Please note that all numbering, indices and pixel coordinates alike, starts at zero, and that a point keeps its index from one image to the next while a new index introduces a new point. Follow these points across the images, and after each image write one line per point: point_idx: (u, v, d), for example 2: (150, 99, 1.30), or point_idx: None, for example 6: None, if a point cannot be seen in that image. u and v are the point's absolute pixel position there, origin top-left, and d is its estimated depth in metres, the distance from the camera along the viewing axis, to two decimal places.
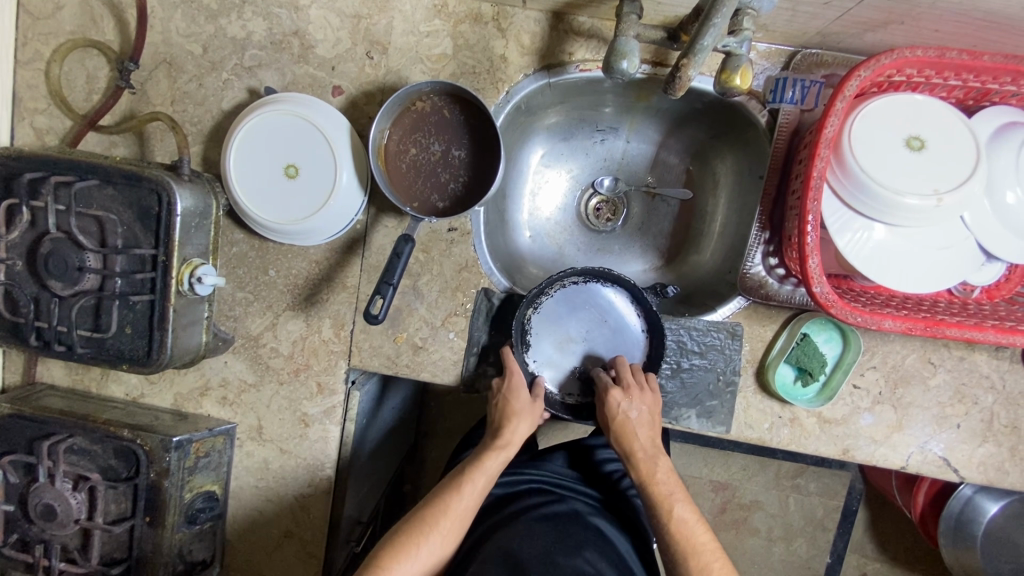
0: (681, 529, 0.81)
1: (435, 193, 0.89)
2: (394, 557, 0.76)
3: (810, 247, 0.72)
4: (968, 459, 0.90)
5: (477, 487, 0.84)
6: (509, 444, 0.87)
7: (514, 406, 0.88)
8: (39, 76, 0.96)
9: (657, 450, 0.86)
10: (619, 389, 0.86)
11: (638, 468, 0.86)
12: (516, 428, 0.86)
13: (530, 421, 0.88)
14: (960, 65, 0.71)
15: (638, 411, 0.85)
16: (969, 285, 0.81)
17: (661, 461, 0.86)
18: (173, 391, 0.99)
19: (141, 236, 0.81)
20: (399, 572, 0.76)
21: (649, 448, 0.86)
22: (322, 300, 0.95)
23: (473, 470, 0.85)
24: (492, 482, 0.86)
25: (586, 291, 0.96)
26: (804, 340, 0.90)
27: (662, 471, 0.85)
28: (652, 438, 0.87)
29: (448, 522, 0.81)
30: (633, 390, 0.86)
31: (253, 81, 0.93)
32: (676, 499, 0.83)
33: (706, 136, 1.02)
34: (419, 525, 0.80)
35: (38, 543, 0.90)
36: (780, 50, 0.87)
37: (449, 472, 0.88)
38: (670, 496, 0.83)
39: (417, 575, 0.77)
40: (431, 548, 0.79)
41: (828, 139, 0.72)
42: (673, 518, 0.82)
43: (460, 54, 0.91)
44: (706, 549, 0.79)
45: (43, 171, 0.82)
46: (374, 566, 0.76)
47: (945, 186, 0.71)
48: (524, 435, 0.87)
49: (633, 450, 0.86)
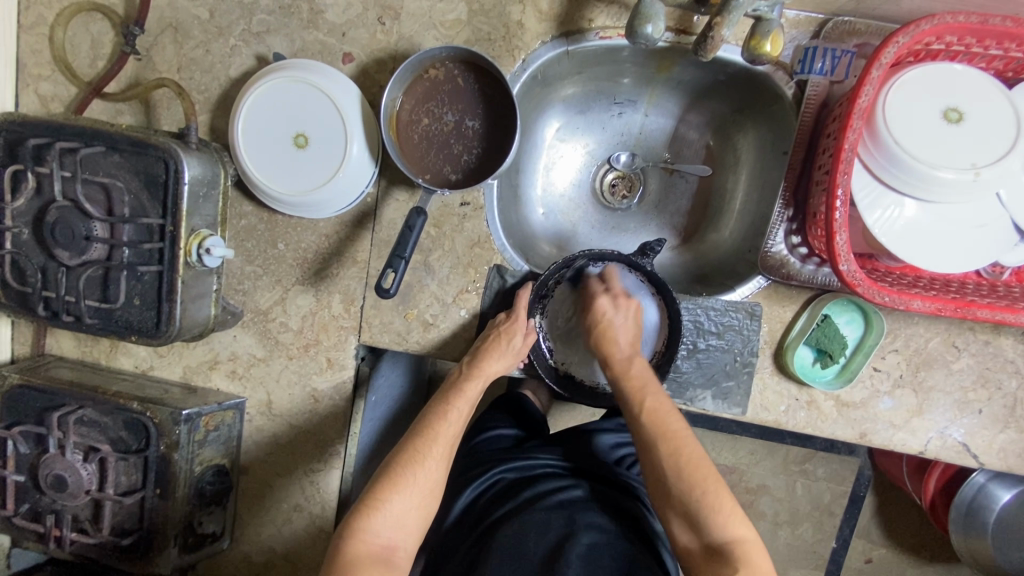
0: (656, 415, 0.80)
1: (448, 165, 0.87)
2: (391, 489, 0.74)
3: (837, 224, 0.69)
4: (988, 445, 0.88)
5: (460, 413, 0.83)
6: (488, 375, 0.85)
7: (499, 342, 0.85)
8: (43, 41, 0.93)
9: (634, 353, 0.88)
10: (607, 294, 0.92)
11: (614, 367, 0.87)
12: (497, 357, 0.84)
13: (507, 359, 0.85)
14: (1003, 32, 0.67)
15: (619, 314, 0.91)
16: (1000, 267, 0.78)
17: (638, 363, 0.87)
18: (182, 364, 0.98)
19: (148, 205, 0.80)
20: (397, 503, 0.74)
21: (627, 351, 0.88)
22: (332, 275, 0.94)
23: (455, 397, 0.84)
24: (474, 407, 0.85)
25: (593, 272, 0.95)
26: (824, 322, 0.88)
27: (638, 367, 0.86)
28: (633, 345, 0.89)
29: (439, 450, 0.79)
30: (619, 297, 0.92)
31: (262, 48, 0.91)
32: (652, 389, 0.83)
33: (728, 110, 0.98)
34: (409, 455, 0.77)
35: (49, 513, 0.90)
36: (810, 18, 0.83)
37: (430, 403, 0.85)
38: (644, 386, 0.83)
39: (416, 504, 0.75)
40: (425, 476, 0.76)
41: (862, 109, 0.68)
42: (645, 407, 0.81)
43: (475, 20, 0.87)
44: (677, 435, 0.79)
45: (47, 137, 0.80)
46: (371, 501, 0.73)
47: (983, 160, 0.68)
48: (500, 370, 0.85)
49: (610, 353, 0.89)
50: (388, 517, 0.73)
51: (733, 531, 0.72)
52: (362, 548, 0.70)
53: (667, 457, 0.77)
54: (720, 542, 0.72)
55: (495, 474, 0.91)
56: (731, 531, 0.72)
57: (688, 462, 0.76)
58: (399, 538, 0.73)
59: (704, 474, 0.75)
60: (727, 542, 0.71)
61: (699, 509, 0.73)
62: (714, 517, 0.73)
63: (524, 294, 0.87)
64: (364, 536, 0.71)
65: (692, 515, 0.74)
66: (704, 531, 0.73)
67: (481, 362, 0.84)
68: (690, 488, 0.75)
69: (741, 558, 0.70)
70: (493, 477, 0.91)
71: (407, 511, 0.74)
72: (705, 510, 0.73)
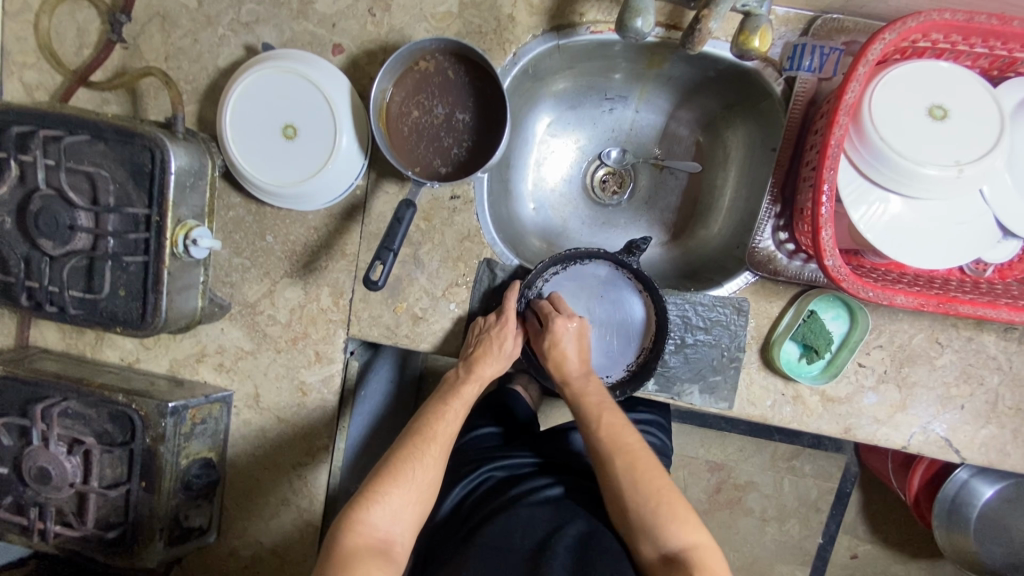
0: (612, 432, 0.81)
1: (438, 158, 0.87)
2: (391, 483, 0.74)
3: (823, 220, 0.70)
4: (970, 440, 0.90)
5: (458, 413, 0.84)
6: (484, 378, 0.85)
7: (493, 343, 0.85)
8: (28, 28, 0.92)
9: (586, 370, 0.87)
10: (560, 316, 0.86)
11: (570, 388, 0.86)
12: (492, 361, 0.84)
13: (498, 364, 0.85)
14: (988, 30, 0.68)
15: (571, 340, 0.86)
16: (982, 264, 0.79)
17: (593, 380, 0.86)
18: (169, 357, 0.97)
19: (134, 195, 0.79)
20: (395, 497, 0.74)
21: (580, 369, 0.87)
22: (320, 268, 0.93)
23: (453, 398, 0.85)
24: (470, 409, 0.86)
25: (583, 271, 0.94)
26: (811, 317, 0.88)
27: (593, 386, 0.85)
28: (584, 364, 0.87)
29: (437, 448, 0.79)
30: (573, 318, 0.87)
31: (250, 38, 0.90)
32: (607, 406, 0.83)
33: (718, 107, 0.98)
34: (408, 452, 0.77)
35: (33, 506, 0.89)
36: (799, 15, 0.83)
37: (427, 403, 0.86)
38: (602, 403, 0.84)
39: (414, 500, 0.75)
40: (423, 472, 0.77)
41: (848, 106, 0.69)
42: (602, 423, 0.82)
43: (466, 13, 0.87)
44: (631, 449, 0.80)
45: (30, 124, 0.79)
46: (370, 493, 0.73)
47: (966, 157, 0.69)
48: (494, 375, 0.86)
49: (567, 376, 0.86)
50: (386, 509, 0.73)
51: (685, 538, 0.73)
52: (360, 541, 0.70)
53: (623, 471, 0.79)
54: (676, 550, 0.73)
55: (483, 472, 0.91)
56: (683, 540, 0.73)
57: (643, 473, 0.78)
58: (398, 531, 0.73)
59: (659, 485, 0.77)
60: (682, 550, 0.73)
61: (653, 521, 0.74)
62: (668, 526, 0.74)
63: (511, 298, 0.86)
64: (362, 529, 0.71)
65: (645, 527, 0.75)
66: (659, 540, 0.74)
67: (476, 366, 0.84)
68: (642, 502, 0.76)
69: (696, 564, 0.71)
70: (482, 475, 0.91)
71: (405, 506, 0.74)
72: (658, 520, 0.74)
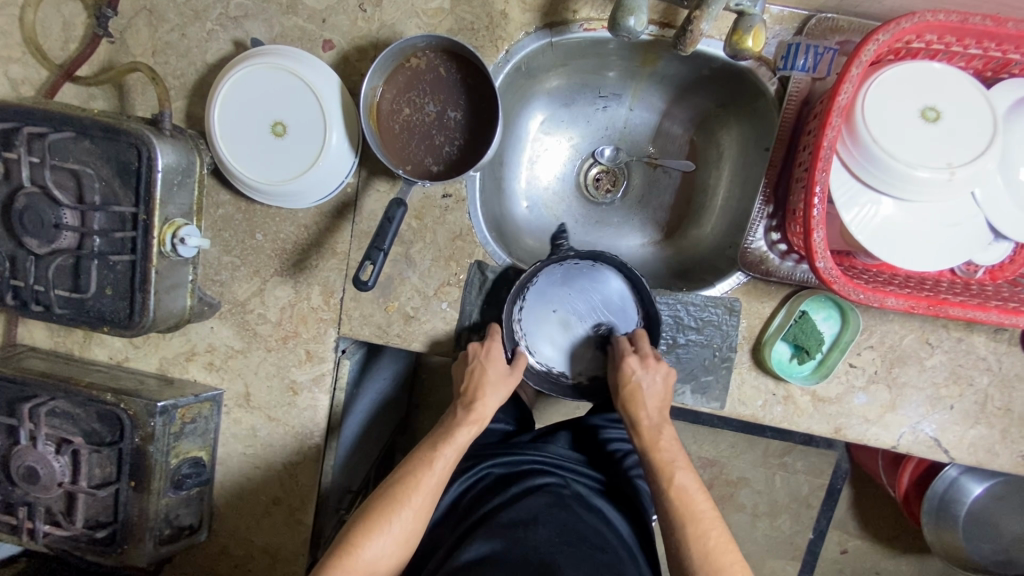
0: (680, 493, 0.79)
1: (428, 156, 0.86)
2: (365, 534, 0.75)
3: (815, 221, 0.69)
4: (959, 439, 0.90)
5: (447, 461, 0.81)
6: (478, 421, 0.83)
7: (489, 377, 0.84)
8: (11, 21, 0.90)
9: (663, 420, 0.84)
10: (634, 356, 0.84)
11: (643, 434, 0.83)
12: (486, 403, 0.83)
13: (502, 393, 0.84)
14: (982, 32, 0.68)
15: (649, 380, 0.83)
16: (973, 266, 0.79)
17: (666, 431, 0.83)
18: (158, 356, 0.97)
19: (120, 192, 0.78)
20: (369, 549, 0.74)
21: (655, 417, 0.83)
22: (311, 267, 0.93)
23: (444, 444, 0.82)
24: (462, 454, 0.82)
25: (544, 279, 0.92)
26: (802, 318, 0.89)
27: (666, 438, 0.83)
28: (660, 409, 0.84)
29: (418, 500, 0.78)
30: (651, 358, 0.84)
31: (239, 33, 0.89)
32: (677, 463, 0.81)
33: (712, 105, 0.98)
34: (388, 503, 0.77)
35: (22, 505, 0.89)
36: (794, 15, 0.83)
37: (421, 443, 0.84)
38: (672, 462, 0.81)
39: (388, 552, 0.76)
40: (399, 525, 0.76)
41: (841, 107, 0.68)
42: (670, 479, 0.80)
43: (458, 9, 0.86)
44: (704, 517, 0.77)
45: (13, 121, 0.77)
46: (346, 545, 0.74)
47: (958, 159, 0.69)
48: (491, 412, 0.84)
49: (639, 420, 0.83)
50: (361, 562, 0.74)
51: None
52: None
53: (693, 540, 0.75)
54: None
55: (482, 469, 0.91)
56: None
57: (715, 546, 0.75)
58: None
59: (730, 560, 0.74)
60: None
61: None
62: None
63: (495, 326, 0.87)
64: None
65: None
66: None
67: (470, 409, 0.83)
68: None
69: None
70: (480, 472, 0.91)
71: (379, 558, 0.75)
72: None
